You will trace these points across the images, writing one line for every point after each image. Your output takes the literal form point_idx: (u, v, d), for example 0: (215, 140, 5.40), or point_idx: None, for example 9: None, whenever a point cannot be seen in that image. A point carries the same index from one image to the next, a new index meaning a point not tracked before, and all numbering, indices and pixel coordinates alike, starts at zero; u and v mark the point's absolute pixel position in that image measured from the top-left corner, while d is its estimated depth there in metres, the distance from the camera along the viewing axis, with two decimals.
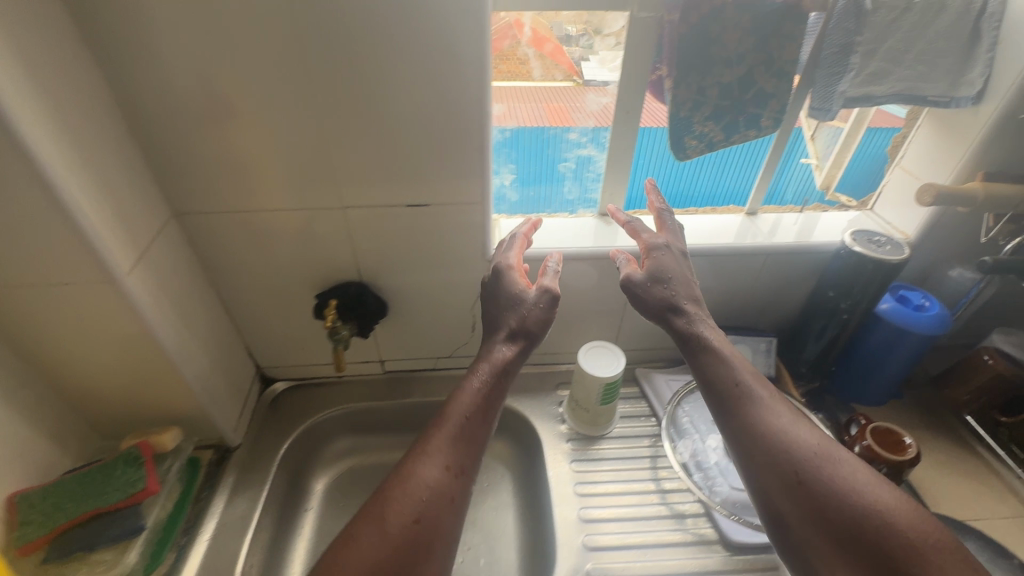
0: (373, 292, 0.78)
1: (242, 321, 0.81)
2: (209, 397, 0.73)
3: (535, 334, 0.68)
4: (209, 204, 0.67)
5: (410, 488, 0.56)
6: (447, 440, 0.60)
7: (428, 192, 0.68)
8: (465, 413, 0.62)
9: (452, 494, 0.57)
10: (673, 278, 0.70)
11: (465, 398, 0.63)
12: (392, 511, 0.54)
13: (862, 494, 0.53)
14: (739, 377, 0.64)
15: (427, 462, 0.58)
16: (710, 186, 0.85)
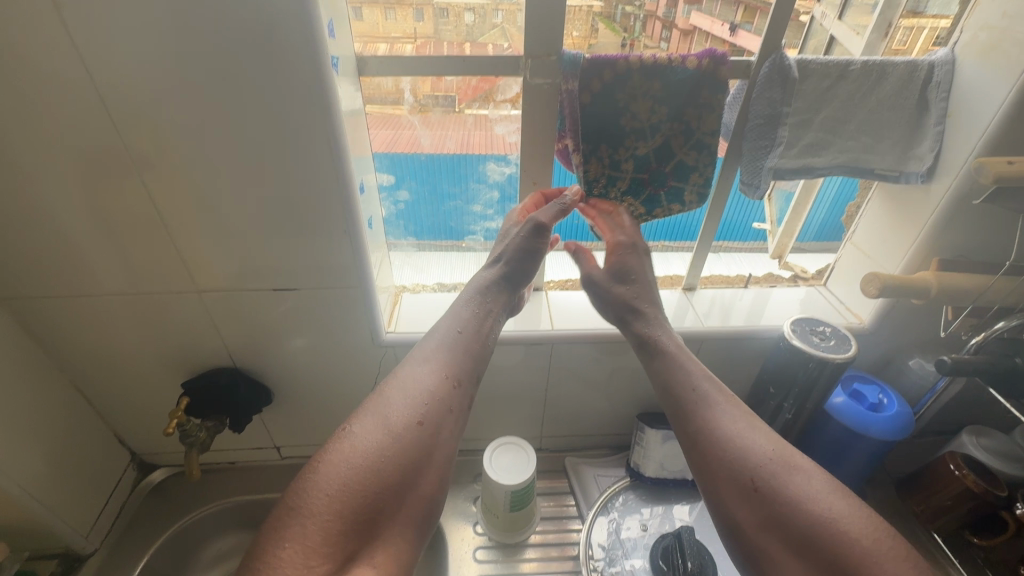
0: (249, 378, 0.69)
1: (105, 405, 0.71)
2: (44, 503, 0.63)
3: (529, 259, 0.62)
4: (38, 286, 0.58)
5: (408, 394, 0.50)
6: (448, 351, 0.54)
7: (299, 274, 0.60)
8: (460, 327, 0.57)
9: (452, 405, 0.51)
10: (638, 278, 0.64)
11: (462, 315, 0.58)
12: (393, 410, 0.49)
13: (817, 499, 0.44)
14: (698, 367, 0.55)
15: (426, 368, 0.53)
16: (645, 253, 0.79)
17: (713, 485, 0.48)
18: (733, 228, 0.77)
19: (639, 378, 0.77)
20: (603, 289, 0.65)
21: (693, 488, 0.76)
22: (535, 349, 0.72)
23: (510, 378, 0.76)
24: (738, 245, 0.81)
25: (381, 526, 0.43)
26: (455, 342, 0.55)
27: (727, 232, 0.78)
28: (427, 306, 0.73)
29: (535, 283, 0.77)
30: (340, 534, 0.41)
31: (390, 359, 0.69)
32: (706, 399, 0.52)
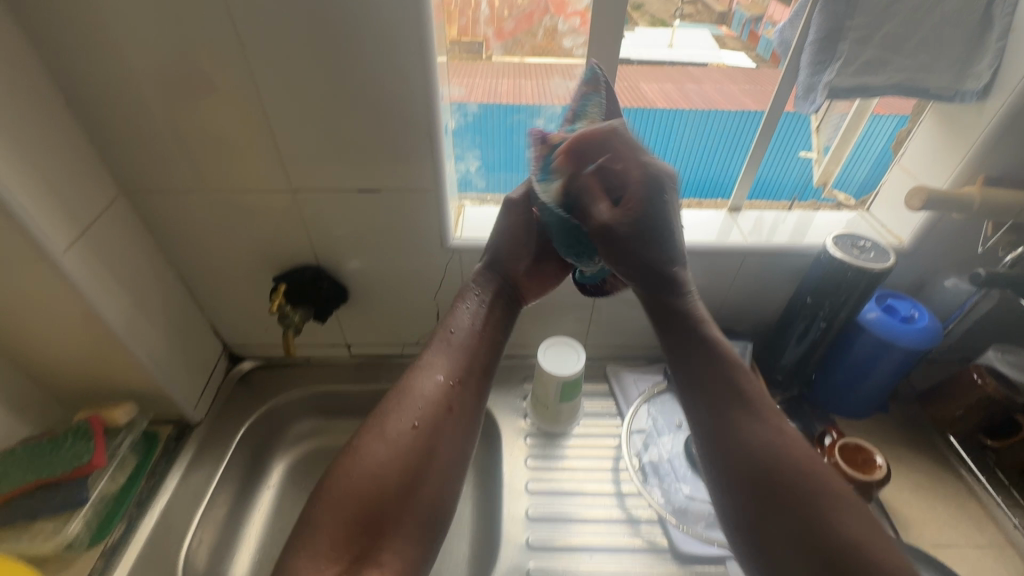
0: (330, 276, 0.77)
1: (204, 298, 0.81)
2: (165, 374, 0.74)
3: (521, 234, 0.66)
4: (158, 182, 0.66)
5: (405, 404, 0.54)
6: (446, 354, 0.58)
7: (381, 177, 0.66)
8: (462, 328, 0.60)
9: (453, 403, 0.55)
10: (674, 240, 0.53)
11: (462, 320, 0.61)
12: (390, 421, 0.53)
13: (857, 535, 0.43)
14: (710, 334, 0.53)
15: (427, 372, 0.56)
16: (693, 178, 0.81)
17: (740, 500, 0.47)
18: (766, 187, 0.83)
19: None
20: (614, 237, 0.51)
21: None
22: None
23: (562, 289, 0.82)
24: (768, 203, 0.84)
25: (387, 530, 0.48)
26: (457, 342, 0.59)
27: (760, 189, 0.83)
28: (488, 219, 0.79)
29: None
30: (346, 540, 0.47)
31: (455, 263, 0.76)
32: (728, 369, 0.52)
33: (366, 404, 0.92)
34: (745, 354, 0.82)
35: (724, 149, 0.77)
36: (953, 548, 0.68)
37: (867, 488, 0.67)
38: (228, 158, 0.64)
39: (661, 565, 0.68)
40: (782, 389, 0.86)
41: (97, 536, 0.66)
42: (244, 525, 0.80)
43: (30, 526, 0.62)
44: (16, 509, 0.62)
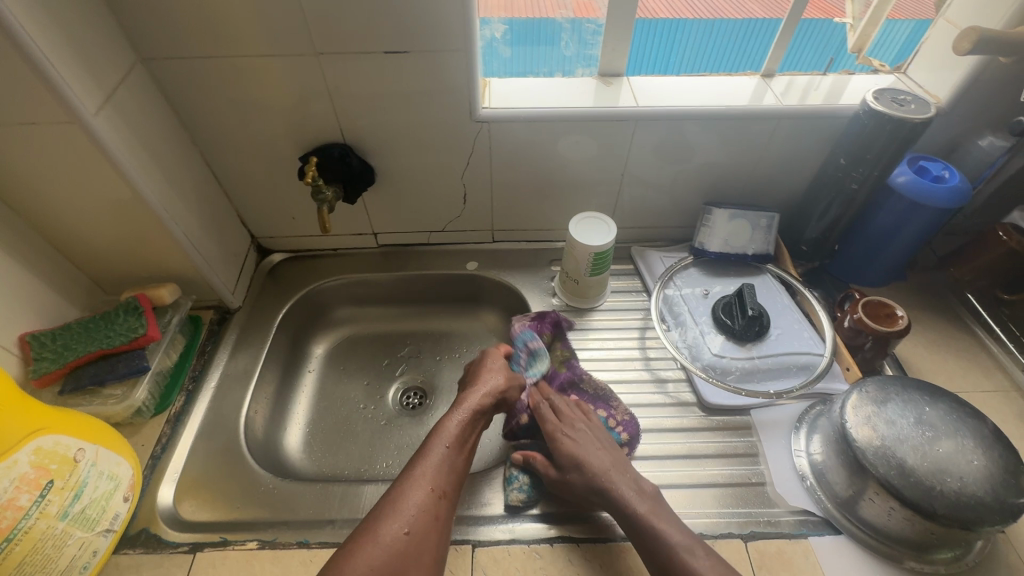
0: (357, 155, 0.76)
1: (229, 184, 0.80)
2: (203, 258, 0.75)
3: (507, 398, 0.70)
4: (175, 46, 0.63)
5: (398, 510, 0.55)
6: (434, 465, 0.59)
7: (409, 37, 0.63)
8: (448, 443, 0.62)
9: (440, 513, 0.56)
10: (589, 462, 0.62)
11: (443, 436, 0.62)
12: (383, 527, 0.53)
13: None
14: (639, 507, 0.57)
15: (417, 483, 0.57)
16: (723, 48, 0.79)
17: None
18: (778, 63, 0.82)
19: (711, 166, 0.82)
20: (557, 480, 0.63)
21: (752, 264, 0.84)
22: (618, 128, 0.75)
23: (589, 165, 0.81)
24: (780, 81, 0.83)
25: None
26: (445, 458, 0.60)
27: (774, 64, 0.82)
28: (516, 89, 0.76)
29: (617, 67, 0.78)
30: None
31: (485, 135, 0.75)
32: (648, 531, 0.55)
33: (396, 292, 0.95)
34: (771, 226, 0.82)
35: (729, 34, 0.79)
36: (962, 392, 0.73)
37: (886, 340, 0.70)
38: (248, 18, 0.61)
39: (689, 415, 0.73)
40: (804, 261, 0.88)
41: (162, 405, 0.71)
42: (293, 402, 0.85)
43: (97, 392, 0.64)
44: (82, 379, 0.64)
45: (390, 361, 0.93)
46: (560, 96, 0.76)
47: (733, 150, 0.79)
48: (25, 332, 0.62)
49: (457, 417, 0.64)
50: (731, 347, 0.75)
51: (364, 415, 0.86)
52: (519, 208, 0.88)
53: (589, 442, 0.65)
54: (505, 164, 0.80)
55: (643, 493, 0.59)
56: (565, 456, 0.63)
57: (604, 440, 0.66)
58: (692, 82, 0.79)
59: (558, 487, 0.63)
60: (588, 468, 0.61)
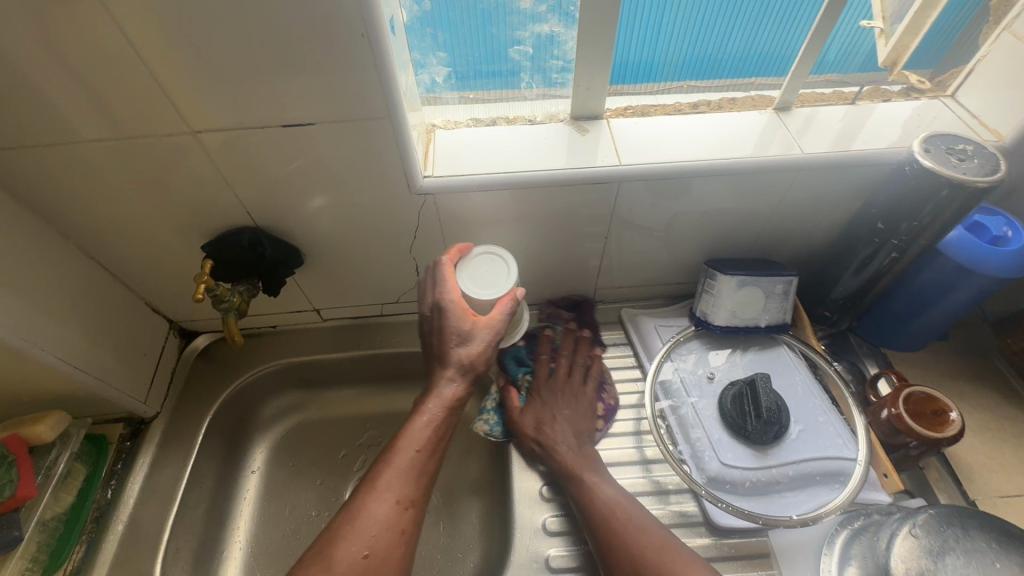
0: (275, 238, 0.61)
1: (125, 274, 0.66)
2: (93, 374, 0.61)
3: (484, 371, 0.59)
4: (4, 134, 0.48)
5: (358, 528, 0.49)
6: (398, 472, 0.53)
7: (312, 105, 0.48)
8: (417, 445, 0.54)
9: (406, 527, 0.51)
10: (546, 421, 0.65)
11: (413, 432, 0.55)
12: (339, 549, 0.48)
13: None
14: (572, 463, 0.61)
15: (379, 495, 0.51)
16: (727, 56, 0.64)
17: None
18: (771, 60, 0.65)
19: (716, 221, 0.67)
20: (513, 422, 0.67)
21: (764, 335, 0.70)
22: (597, 189, 0.61)
23: (565, 227, 0.66)
24: (773, 81, 0.68)
25: None
26: (412, 464, 0.53)
27: (763, 64, 0.66)
28: (467, 144, 0.61)
29: (594, 109, 0.62)
30: None
31: (431, 207, 0.60)
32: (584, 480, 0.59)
33: (349, 372, 0.81)
34: (788, 293, 0.67)
35: (726, 21, 0.60)
36: None
37: (934, 446, 0.57)
38: (89, 94, 0.45)
39: (696, 539, 0.60)
40: (825, 326, 0.74)
41: (53, 565, 0.58)
42: (230, 517, 0.72)
43: None
44: None
45: (347, 452, 0.80)
46: (523, 150, 0.60)
47: (740, 204, 0.64)
48: None
49: (430, 411, 0.56)
50: (742, 454, 0.62)
51: (316, 526, 0.73)
52: None
53: (558, 400, 0.67)
54: (463, 234, 0.65)
55: (579, 451, 0.63)
56: (529, 410, 0.67)
57: (577, 403, 0.67)
58: (688, 124, 0.64)
59: (515, 427, 0.67)
60: (540, 422, 0.65)
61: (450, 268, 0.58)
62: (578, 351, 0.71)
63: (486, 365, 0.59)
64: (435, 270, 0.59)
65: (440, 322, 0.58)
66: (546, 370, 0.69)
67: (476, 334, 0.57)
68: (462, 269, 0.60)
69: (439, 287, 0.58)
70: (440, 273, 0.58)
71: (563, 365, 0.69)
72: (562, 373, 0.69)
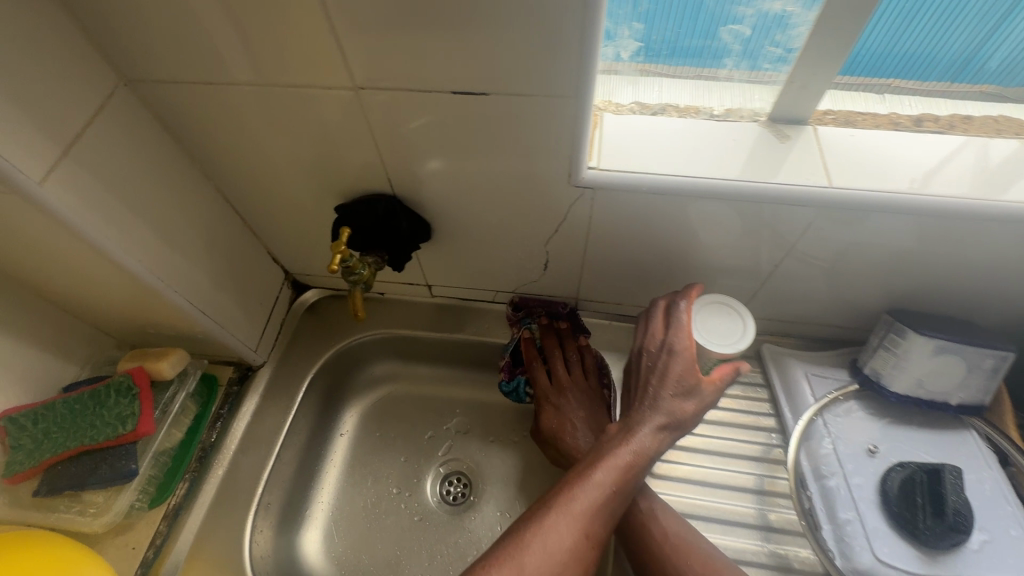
0: (410, 210, 0.56)
1: (254, 222, 0.64)
2: (214, 318, 0.60)
3: (687, 428, 0.54)
4: (168, 66, 0.45)
5: (549, 548, 0.47)
6: (594, 504, 0.49)
7: (489, 73, 0.41)
8: (614, 484, 0.50)
9: (588, 566, 0.48)
10: (569, 436, 0.65)
11: (613, 466, 0.51)
12: (528, 561, 0.46)
13: None
14: None
15: (570, 519, 0.48)
16: (989, 55, 0.50)
17: None
18: None
19: (923, 269, 0.55)
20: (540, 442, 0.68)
21: (950, 414, 0.58)
22: (789, 210, 0.50)
23: (730, 245, 0.56)
24: (967, 89, 0.53)
25: None
26: (610, 501, 0.50)
27: (983, 71, 0.51)
28: (638, 134, 0.52)
29: (800, 112, 0.51)
30: None
31: (586, 202, 0.53)
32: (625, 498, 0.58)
33: (449, 352, 0.77)
34: (999, 372, 0.54)
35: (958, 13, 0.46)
36: None
37: None
38: (257, 35, 0.41)
39: None
40: None
41: (158, 498, 0.59)
42: (316, 477, 0.72)
43: (77, 496, 0.54)
44: (60, 479, 0.53)
45: (434, 434, 0.77)
46: (700, 151, 0.51)
47: (967, 253, 0.51)
48: (3, 413, 0.53)
49: (629, 452, 0.52)
50: (906, 552, 0.51)
51: (395, 505, 0.71)
52: (613, 284, 0.65)
53: (568, 402, 0.66)
54: (606, 236, 0.57)
55: None
56: (550, 425, 0.66)
57: (591, 401, 0.67)
58: (918, 144, 0.51)
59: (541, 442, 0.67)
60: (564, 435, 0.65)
61: (689, 317, 0.55)
62: (564, 348, 0.70)
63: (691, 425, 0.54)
64: (673, 314, 0.56)
65: (666, 365, 0.54)
66: (548, 383, 0.68)
67: (699, 391, 0.53)
68: (694, 318, 0.56)
69: (674, 331, 0.55)
70: (680, 321, 0.55)
71: (561, 378, 0.68)
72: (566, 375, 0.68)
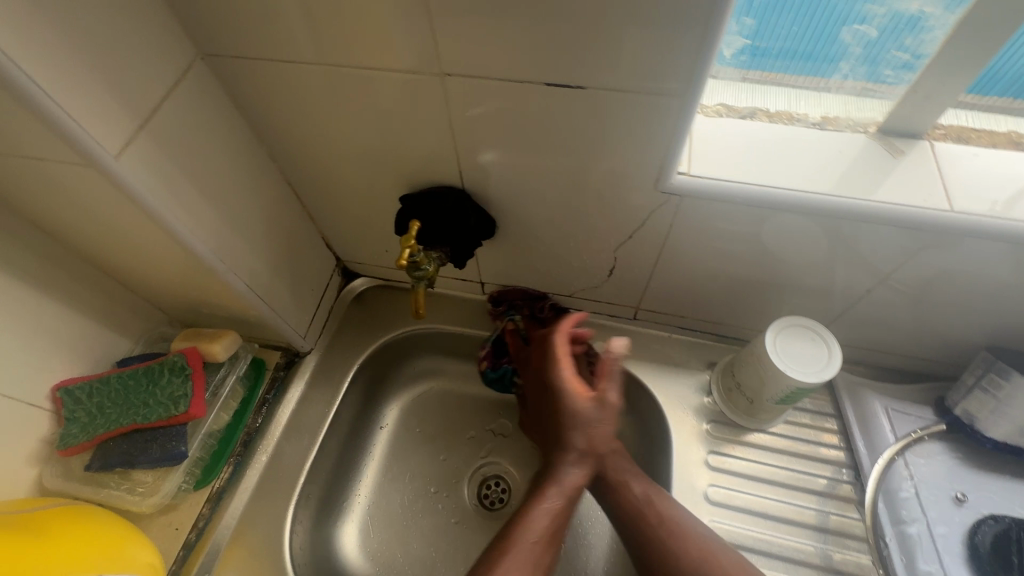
0: (478, 205, 0.54)
1: (313, 206, 0.62)
2: (268, 303, 0.59)
3: (607, 454, 0.56)
4: (247, 41, 0.43)
5: None
6: (519, 562, 0.49)
7: (591, 66, 0.38)
8: (536, 537, 0.50)
9: None
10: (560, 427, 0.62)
11: (536, 520, 0.51)
12: None
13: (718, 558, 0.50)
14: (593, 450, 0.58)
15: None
16: None
17: None
18: None
19: None
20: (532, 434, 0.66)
21: None
22: (898, 233, 0.46)
23: (819, 266, 0.52)
24: None
25: None
26: (536, 551, 0.50)
27: None
28: (732, 140, 0.48)
29: (915, 126, 0.47)
30: None
31: (669, 210, 0.49)
32: (610, 487, 0.55)
33: None
34: None
35: None
36: None
37: None
38: (345, 12, 0.39)
39: None
40: None
41: (202, 481, 0.59)
42: (356, 469, 0.71)
43: (126, 474, 0.53)
44: (111, 455, 0.53)
45: (475, 435, 0.75)
46: (800, 163, 0.47)
47: None
48: (59, 384, 0.53)
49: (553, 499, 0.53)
50: None
51: (433, 505, 0.70)
52: (679, 295, 0.62)
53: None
54: (682, 246, 0.54)
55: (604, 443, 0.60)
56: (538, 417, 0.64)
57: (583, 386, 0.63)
58: None
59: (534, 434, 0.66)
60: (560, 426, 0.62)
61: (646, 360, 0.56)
62: None
63: (608, 447, 0.56)
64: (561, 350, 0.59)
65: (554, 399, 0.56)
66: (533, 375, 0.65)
67: (582, 417, 0.55)
68: (773, 339, 0.52)
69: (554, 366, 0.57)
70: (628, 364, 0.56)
71: None
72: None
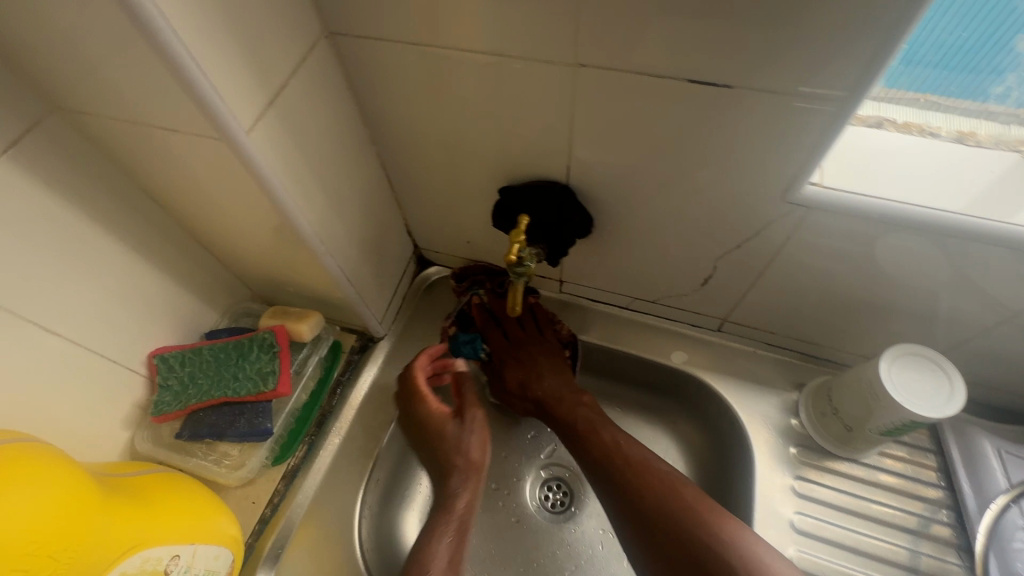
0: (580, 203, 0.52)
1: (403, 192, 0.62)
2: (354, 286, 0.59)
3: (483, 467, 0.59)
4: (376, 21, 0.42)
5: None
6: None
7: (747, 64, 0.35)
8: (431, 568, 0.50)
9: None
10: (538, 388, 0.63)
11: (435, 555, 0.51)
12: None
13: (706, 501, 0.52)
14: (563, 403, 0.62)
15: None
16: None
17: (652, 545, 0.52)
18: None
19: None
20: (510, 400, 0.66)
21: None
22: None
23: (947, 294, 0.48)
24: None
25: None
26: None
27: None
28: (866, 153, 0.45)
29: None
30: None
31: (791, 221, 0.46)
32: (580, 434, 0.59)
33: None
34: None
35: None
36: None
37: None
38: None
39: None
40: None
41: (280, 458, 0.59)
42: None
43: (214, 445, 0.54)
44: (200, 425, 0.53)
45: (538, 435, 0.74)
46: (945, 182, 0.43)
47: None
48: (154, 351, 0.54)
49: (442, 535, 0.53)
50: None
51: (493, 501, 0.69)
52: (774, 310, 0.59)
53: (528, 356, 0.64)
54: (793, 260, 0.51)
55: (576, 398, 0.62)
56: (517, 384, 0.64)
57: (552, 353, 0.65)
58: None
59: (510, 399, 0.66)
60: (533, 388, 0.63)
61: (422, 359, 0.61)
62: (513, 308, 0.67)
63: (484, 459, 0.59)
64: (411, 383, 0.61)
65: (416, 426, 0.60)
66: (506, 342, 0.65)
67: (445, 433, 0.59)
68: (893, 365, 0.49)
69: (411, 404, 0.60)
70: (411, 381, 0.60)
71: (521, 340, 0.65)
72: (523, 334, 0.66)
